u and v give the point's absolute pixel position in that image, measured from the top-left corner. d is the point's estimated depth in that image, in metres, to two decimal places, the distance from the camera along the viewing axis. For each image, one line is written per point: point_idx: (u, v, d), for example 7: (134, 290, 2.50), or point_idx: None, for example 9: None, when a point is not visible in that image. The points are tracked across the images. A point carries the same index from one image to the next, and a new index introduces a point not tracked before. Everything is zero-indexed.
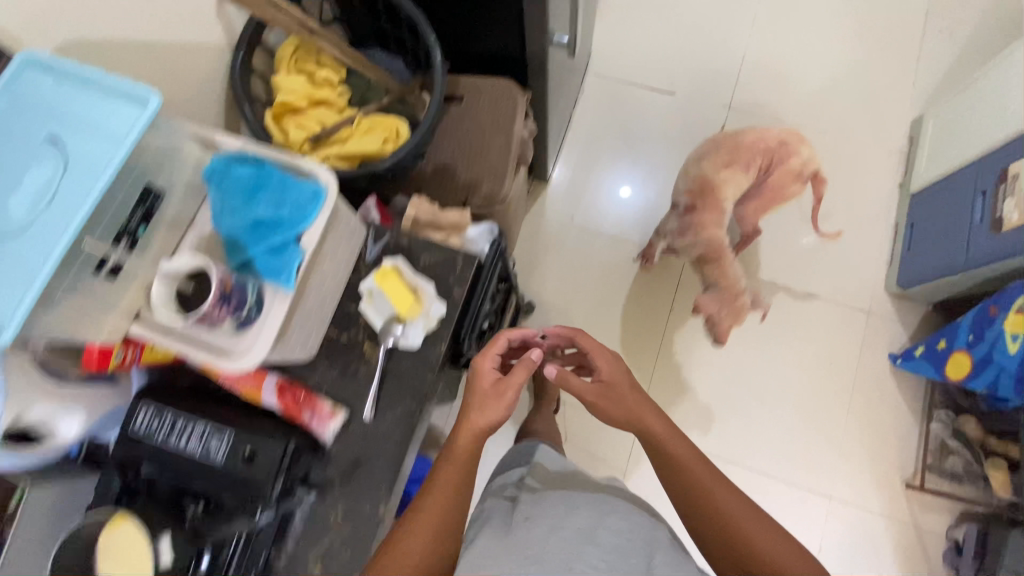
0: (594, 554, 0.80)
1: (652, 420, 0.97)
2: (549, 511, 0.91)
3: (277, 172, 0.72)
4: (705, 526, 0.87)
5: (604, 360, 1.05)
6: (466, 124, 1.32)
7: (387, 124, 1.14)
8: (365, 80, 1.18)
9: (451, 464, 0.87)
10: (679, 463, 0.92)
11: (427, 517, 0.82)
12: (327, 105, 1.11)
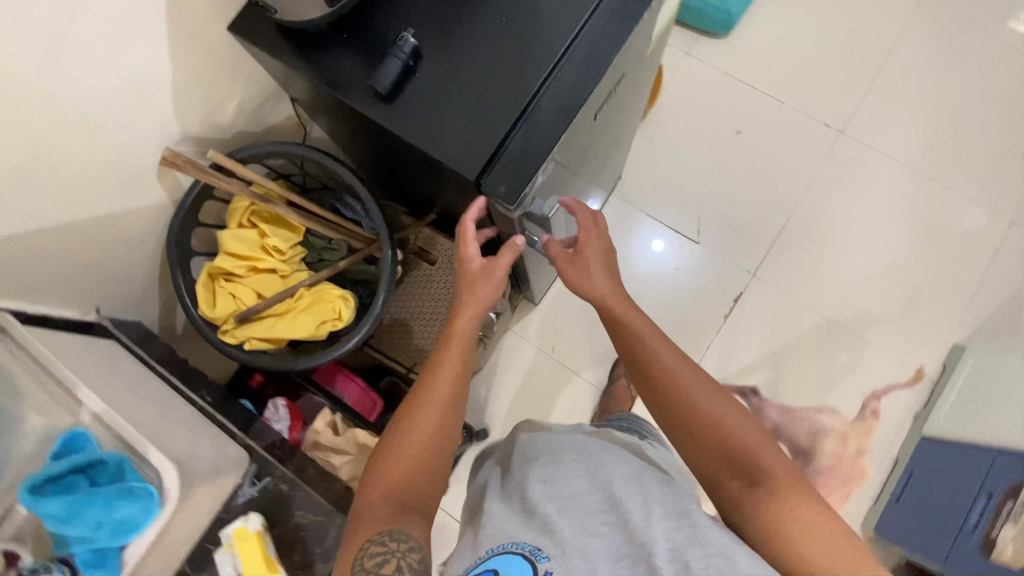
0: (617, 511, 0.62)
1: (602, 280, 0.84)
2: (536, 463, 0.71)
3: (113, 467, 0.67)
4: (676, 415, 0.72)
5: (592, 254, 0.86)
6: (434, 292, 1.23)
7: (329, 301, 1.03)
8: (325, 244, 1.09)
9: (445, 352, 0.77)
10: (639, 348, 0.77)
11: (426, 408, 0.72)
12: (269, 274, 1.03)
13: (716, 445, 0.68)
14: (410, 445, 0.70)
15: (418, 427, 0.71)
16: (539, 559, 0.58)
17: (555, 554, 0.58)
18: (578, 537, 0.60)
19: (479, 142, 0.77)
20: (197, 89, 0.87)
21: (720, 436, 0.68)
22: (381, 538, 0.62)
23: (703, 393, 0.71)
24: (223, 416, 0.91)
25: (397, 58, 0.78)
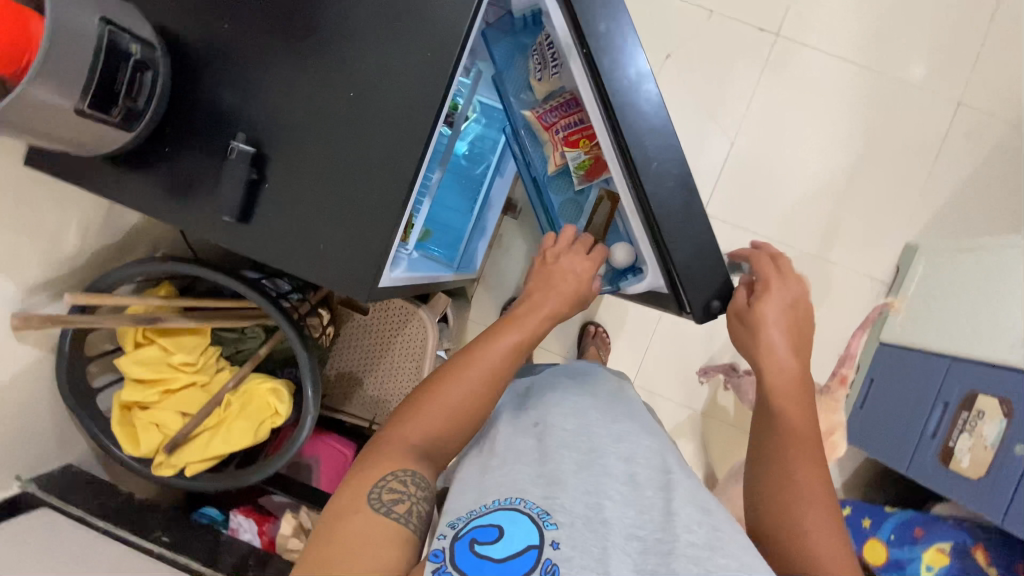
0: (640, 492, 0.61)
1: (786, 355, 0.65)
2: (567, 427, 0.68)
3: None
4: (766, 474, 0.60)
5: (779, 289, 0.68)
6: (372, 341, 1.17)
7: (261, 400, 0.97)
8: (237, 335, 1.01)
9: (503, 334, 0.66)
10: (784, 418, 0.62)
11: (473, 383, 0.63)
12: (186, 390, 0.95)
13: (777, 520, 0.56)
14: (444, 408, 0.62)
15: (459, 382, 0.62)
16: (545, 526, 0.55)
17: (563, 522, 0.56)
18: (591, 509, 0.57)
19: (363, 255, 0.68)
20: (18, 240, 0.75)
21: (794, 512, 0.56)
22: (398, 471, 0.56)
23: (815, 479, 0.58)
24: (185, 555, 0.91)
25: (237, 177, 0.66)
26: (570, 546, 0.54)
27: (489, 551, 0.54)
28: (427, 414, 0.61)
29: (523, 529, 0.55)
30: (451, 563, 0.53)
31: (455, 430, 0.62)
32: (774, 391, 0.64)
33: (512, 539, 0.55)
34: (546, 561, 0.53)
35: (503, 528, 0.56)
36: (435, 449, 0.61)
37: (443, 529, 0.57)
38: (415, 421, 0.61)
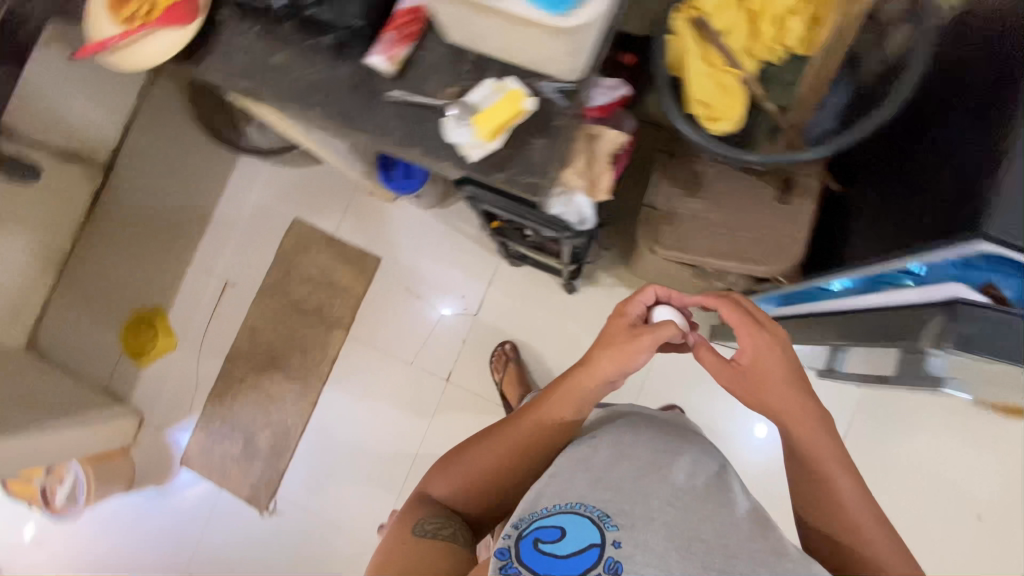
0: (708, 520, 0.78)
1: (823, 436, 0.85)
2: (609, 453, 0.88)
3: None
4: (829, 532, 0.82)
5: (761, 341, 0.89)
6: (747, 209, 1.14)
7: (730, 103, 0.98)
8: (788, 85, 1.02)
9: (528, 423, 0.98)
10: (824, 475, 0.83)
11: (503, 445, 0.99)
12: (750, 37, 0.98)
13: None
14: (474, 465, 0.99)
15: (491, 447, 0.99)
16: (608, 527, 0.77)
17: (622, 525, 0.77)
18: (651, 517, 0.77)
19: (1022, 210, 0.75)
20: None
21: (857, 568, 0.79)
22: (419, 524, 0.95)
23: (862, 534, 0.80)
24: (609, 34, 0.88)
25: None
26: (630, 549, 0.75)
27: (557, 545, 0.78)
28: (456, 467, 1.01)
29: (585, 531, 0.78)
30: (518, 559, 0.78)
31: (485, 472, 0.98)
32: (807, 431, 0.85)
33: (573, 535, 0.78)
34: (611, 560, 0.74)
35: (565, 530, 0.78)
36: (467, 495, 1.00)
37: (509, 532, 0.82)
38: (454, 467, 1.01)
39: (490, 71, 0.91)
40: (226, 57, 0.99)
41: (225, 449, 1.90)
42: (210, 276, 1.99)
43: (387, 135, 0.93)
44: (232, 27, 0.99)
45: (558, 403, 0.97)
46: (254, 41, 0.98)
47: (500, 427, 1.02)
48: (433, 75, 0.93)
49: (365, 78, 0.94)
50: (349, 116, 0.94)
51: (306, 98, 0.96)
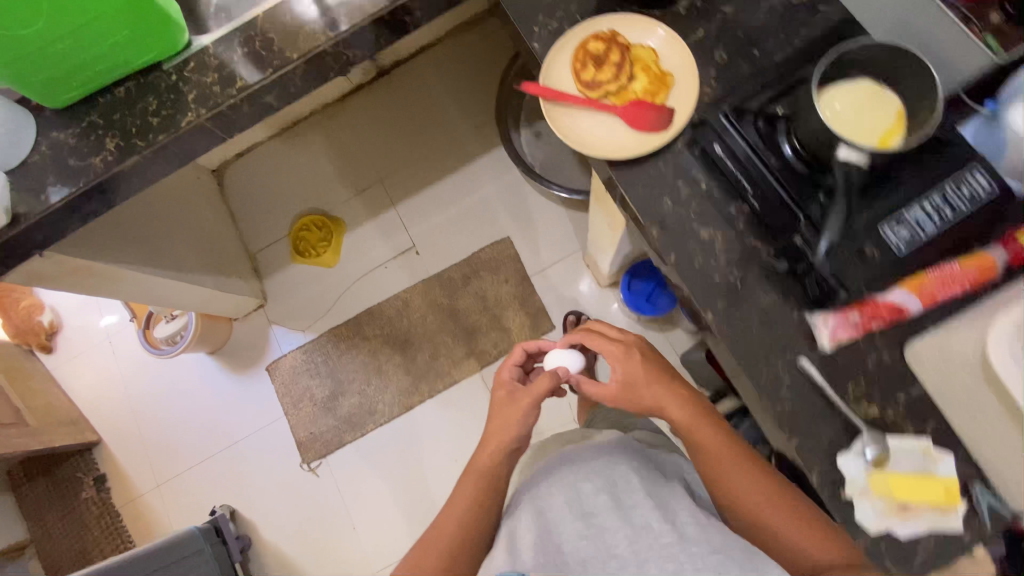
0: (607, 538, 0.80)
1: (675, 410, 0.89)
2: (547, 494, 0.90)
3: None
4: (720, 478, 0.84)
5: (626, 364, 0.94)
6: None
7: None
8: None
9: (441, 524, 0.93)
10: (700, 456, 0.86)
11: (431, 562, 0.88)
12: None
13: (734, 472, 0.83)
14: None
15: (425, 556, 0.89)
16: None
17: None
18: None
19: None
20: None
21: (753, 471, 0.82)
22: None
23: (741, 462, 0.84)
24: None
25: None
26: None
27: None
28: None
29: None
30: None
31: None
32: (699, 427, 0.87)
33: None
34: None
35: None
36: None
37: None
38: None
39: (927, 422, 0.76)
40: (659, 192, 0.87)
41: (311, 385, 1.85)
42: (402, 231, 1.93)
43: (773, 399, 0.79)
44: (678, 169, 0.87)
45: (461, 495, 0.95)
46: (701, 199, 0.86)
47: (432, 536, 0.92)
48: (864, 378, 0.78)
49: (790, 327, 0.80)
50: (745, 350, 0.80)
51: (713, 295, 0.83)
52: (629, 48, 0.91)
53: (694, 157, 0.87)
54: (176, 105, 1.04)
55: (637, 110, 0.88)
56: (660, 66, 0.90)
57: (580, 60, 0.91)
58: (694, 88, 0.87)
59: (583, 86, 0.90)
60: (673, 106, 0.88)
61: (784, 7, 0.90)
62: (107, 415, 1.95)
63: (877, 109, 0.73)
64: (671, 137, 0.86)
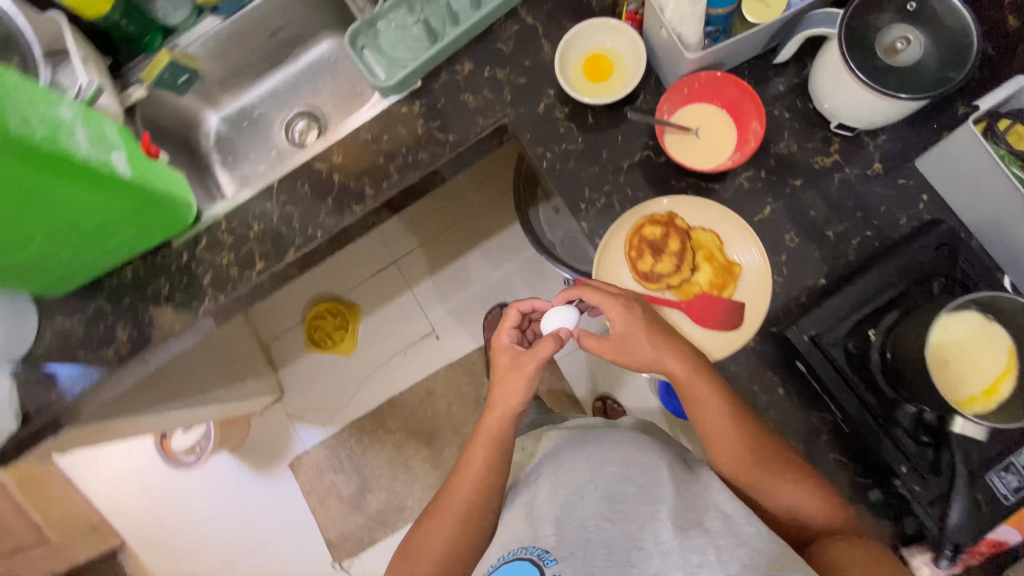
0: (615, 516, 0.80)
1: (675, 365, 0.74)
2: (548, 496, 0.86)
3: None
4: (734, 453, 0.75)
5: (624, 320, 0.76)
6: None
7: None
8: None
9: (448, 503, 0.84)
10: (693, 384, 0.74)
11: (449, 515, 0.82)
12: None
13: (739, 448, 0.74)
14: (425, 558, 0.81)
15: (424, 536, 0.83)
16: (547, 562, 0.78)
17: (559, 559, 0.78)
18: (582, 531, 0.80)
19: None
20: None
21: (767, 451, 0.74)
22: None
23: (755, 437, 0.74)
24: None
25: None
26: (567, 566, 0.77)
27: None
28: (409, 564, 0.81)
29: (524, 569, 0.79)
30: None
31: (438, 547, 0.80)
32: (702, 394, 0.74)
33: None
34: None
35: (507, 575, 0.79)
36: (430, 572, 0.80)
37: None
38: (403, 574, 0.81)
39: None
40: (733, 400, 0.80)
41: (336, 481, 1.80)
42: (420, 314, 1.85)
43: None
44: (752, 373, 0.80)
45: (477, 458, 0.84)
46: (779, 408, 0.79)
47: (442, 502, 0.84)
48: None
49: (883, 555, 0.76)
50: None
51: None
52: (690, 232, 0.83)
53: (770, 361, 0.80)
54: (192, 289, 0.95)
55: (702, 308, 0.81)
56: (726, 254, 0.82)
57: (637, 248, 0.83)
58: (765, 282, 0.80)
59: (642, 279, 0.83)
60: (744, 301, 0.80)
61: (859, 181, 0.82)
62: (127, 516, 1.89)
63: (975, 372, 0.66)
64: (744, 339, 0.79)
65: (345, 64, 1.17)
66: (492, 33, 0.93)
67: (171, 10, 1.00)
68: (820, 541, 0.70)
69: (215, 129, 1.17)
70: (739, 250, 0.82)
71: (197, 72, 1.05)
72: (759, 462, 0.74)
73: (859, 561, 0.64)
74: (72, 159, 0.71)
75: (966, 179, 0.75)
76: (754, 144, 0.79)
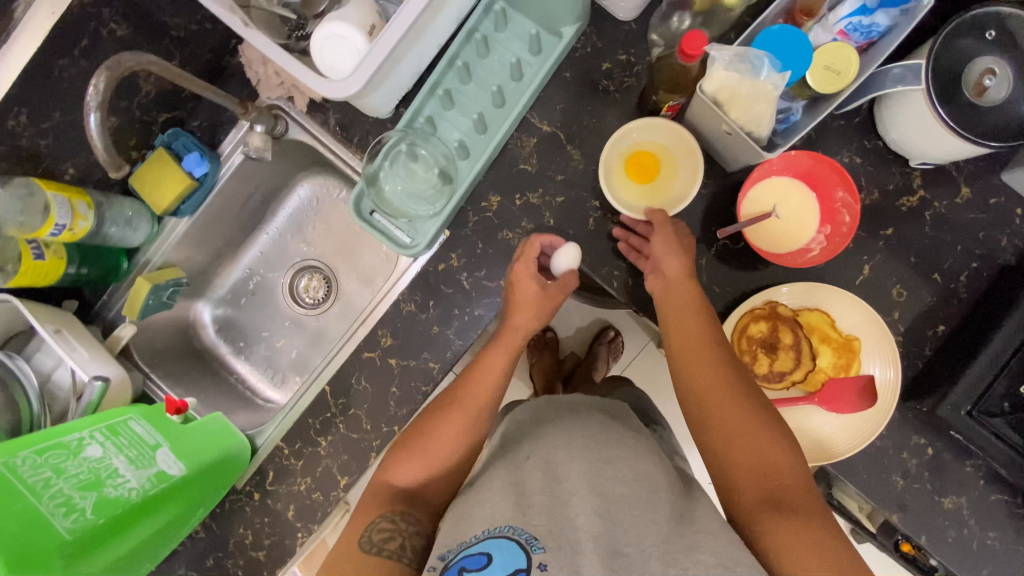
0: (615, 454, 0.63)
1: (676, 264, 0.70)
2: (552, 440, 0.67)
3: None
4: (706, 388, 0.63)
5: (661, 244, 0.71)
6: None
7: None
8: None
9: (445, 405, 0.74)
10: (685, 327, 0.67)
11: (462, 411, 0.72)
12: None
13: (727, 408, 0.61)
14: (444, 432, 0.71)
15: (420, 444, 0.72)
16: (533, 551, 0.54)
17: (550, 549, 0.54)
18: (570, 531, 0.56)
19: None
20: None
21: (743, 398, 0.61)
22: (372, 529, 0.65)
23: (741, 409, 0.61)
24: None
25: None
26: (557, 568, 0.52)
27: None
28: (418, 454, 0.70)
29: (509, 556, 0.54)
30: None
31: (429, 454, 0.70)
32: (698, 349, 0.65)
33: (501, 566, 0.53)
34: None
35: (494, 555, 0.54)
36: (446, 465, 0.71)
37: (434, 562, 0.58)
38: (419, 459, 0.70)
39: None
40: (885, 472, 0.78)
41: None
42: None
43: None
44: (897, 441, 0.78)
45: (493, 366, 0.75)
46: (932, 467, 0.77)
47: (454, 395, 0.74)
48: None
49: None
50: None
51: (974, 563, 0.77)
52: (797, 317, 0.77)
53: (911, 424, 0.77)
54: (277, 527, 0.86)
55: (835, 393, 0.76)
56: (841, 329, 0.77)
57: (748, 352, 0.77)
58: (891, 349, 0.74)
59: (764, 382, 0.78)
60: (874, 372, 0.76)
61: (950, 212, 0.78)
62: None
63: None
64: (888, 413, 0.74)
65: (331, 202, 1.01)
66: (509, 154, 0.82)
67: (131, 231, 0.84)
68: (751, 514, 0.56)
69: (213, 319, 1.02)
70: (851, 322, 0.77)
71: (179, 279, 0.90)
72: (734, 428, 0.60)
73: (814, 546, 0.51)
74: (133, 504, 0.65)
75: None
76: (852, 217, 0.72)
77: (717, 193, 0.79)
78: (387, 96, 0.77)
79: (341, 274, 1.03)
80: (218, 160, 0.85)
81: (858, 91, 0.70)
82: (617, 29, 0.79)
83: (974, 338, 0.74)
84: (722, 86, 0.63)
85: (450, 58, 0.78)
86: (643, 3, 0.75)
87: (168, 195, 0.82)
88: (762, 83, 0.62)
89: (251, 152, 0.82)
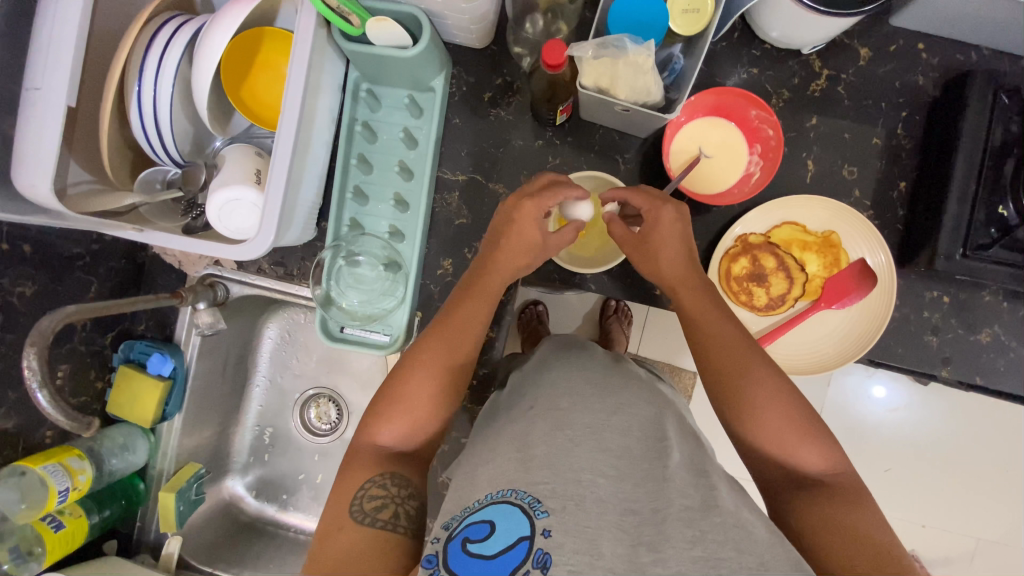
0: (613, 410, 0.58)
1: (677, 264, 0.64)
2: (558, 392, 0.60)
3: None
4: (729, 368, 0.59)
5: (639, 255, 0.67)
6: None
7: None
8: None
9: (422, 362, 0.63)
10: (696, 303, 0.63)
11: (434, 364, 0.63)
12: None
13: (756, 388, 0.58)
14: (417, 387, 0.62)
15: (390, 409, 0.62)
16: (536, 516, 0.49)
17: (554, 511, 0.49)
18: (581, 490, 0.50)
19: None
20: None
21: (771, 379, 0.58)
22: (355, 509, 0.56)
23: (775, 388, 0.57)
24: None
25: None
26: (564, 532, 0.47)
27: (485, 550, 0.48)
28: (396, 413, 0.61)
29: (513, 524, 0.49)
30: (446, 568, 0.47)
31: (413, 414, 0.62)
32: (715, 321, 0.62)
33: (507, 536, 0.48)
34: (539, 550, 0.47)
35: (496, 523, 0.49)
36: (425, 422, 0.62)
37: (438, 533, 0.52)
38: (397, 418, 0.61)
39: None
40: (915, 338, 0.78)
41: None
42: None
43: None
44: (912, 307, 0.78)
45: (472, 316, 0.65)
46: (956, 313, 0.78)
47: (430, 350, 0.63)
48: None
49: None
50: None
51: None
52: (768, 239, 0.77)
53: (915, 284, 0.78)
54: None
55: (839, 290, 0.76)
56: (815, 230, 0.77)
57: (739, 290, 0.77)
58: (852, 213, 0.75)
59: (769, 311, 0.78)
60: (865, 256, 0.76)
61: (860, 77, 0.78)
62: None
63: None
64: (893, 284, 0.75)
65: (303, 330, 0.98)
66: (439, 218, 0.82)
67: (132, 455, 0.83)
68: (782, 501, 0.55)
69: (248, 489, 1.00)
70: (819, 219, 0.77)
71: (199, 472, 0.88)
72: (769, 410, 0.57)
73: (851, 535, 0.49)
74: None
75: (959, 18, 0.71)
76: (774, 129, 0.73)
77: (644, 162, 0.79)
78: (304, 223, 0.76)
79: (344, 390, 1.01)
80: (180, 349, 0.85)
81: (724, 16, 0.70)
82: (481, 59, 0.80)
83: (934, 181, 0.73)
84: (599, 75, 0.64)
85: (344, 158, 0.78)
86: (492, 25, 0.75)
87: (151, 405, 0.81)
88: (633, 59, 0.60)
89: (204, 329, 0.83)
